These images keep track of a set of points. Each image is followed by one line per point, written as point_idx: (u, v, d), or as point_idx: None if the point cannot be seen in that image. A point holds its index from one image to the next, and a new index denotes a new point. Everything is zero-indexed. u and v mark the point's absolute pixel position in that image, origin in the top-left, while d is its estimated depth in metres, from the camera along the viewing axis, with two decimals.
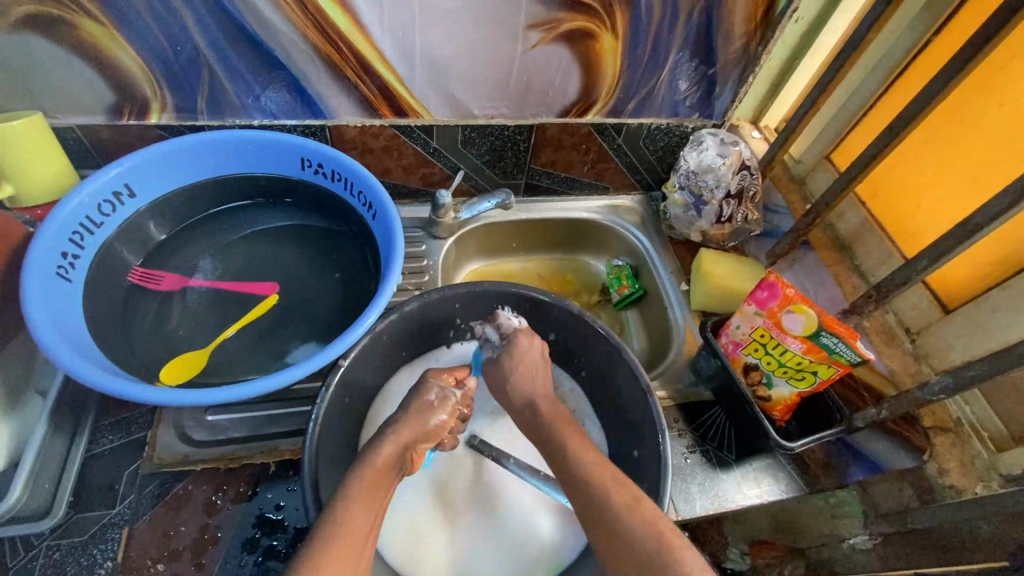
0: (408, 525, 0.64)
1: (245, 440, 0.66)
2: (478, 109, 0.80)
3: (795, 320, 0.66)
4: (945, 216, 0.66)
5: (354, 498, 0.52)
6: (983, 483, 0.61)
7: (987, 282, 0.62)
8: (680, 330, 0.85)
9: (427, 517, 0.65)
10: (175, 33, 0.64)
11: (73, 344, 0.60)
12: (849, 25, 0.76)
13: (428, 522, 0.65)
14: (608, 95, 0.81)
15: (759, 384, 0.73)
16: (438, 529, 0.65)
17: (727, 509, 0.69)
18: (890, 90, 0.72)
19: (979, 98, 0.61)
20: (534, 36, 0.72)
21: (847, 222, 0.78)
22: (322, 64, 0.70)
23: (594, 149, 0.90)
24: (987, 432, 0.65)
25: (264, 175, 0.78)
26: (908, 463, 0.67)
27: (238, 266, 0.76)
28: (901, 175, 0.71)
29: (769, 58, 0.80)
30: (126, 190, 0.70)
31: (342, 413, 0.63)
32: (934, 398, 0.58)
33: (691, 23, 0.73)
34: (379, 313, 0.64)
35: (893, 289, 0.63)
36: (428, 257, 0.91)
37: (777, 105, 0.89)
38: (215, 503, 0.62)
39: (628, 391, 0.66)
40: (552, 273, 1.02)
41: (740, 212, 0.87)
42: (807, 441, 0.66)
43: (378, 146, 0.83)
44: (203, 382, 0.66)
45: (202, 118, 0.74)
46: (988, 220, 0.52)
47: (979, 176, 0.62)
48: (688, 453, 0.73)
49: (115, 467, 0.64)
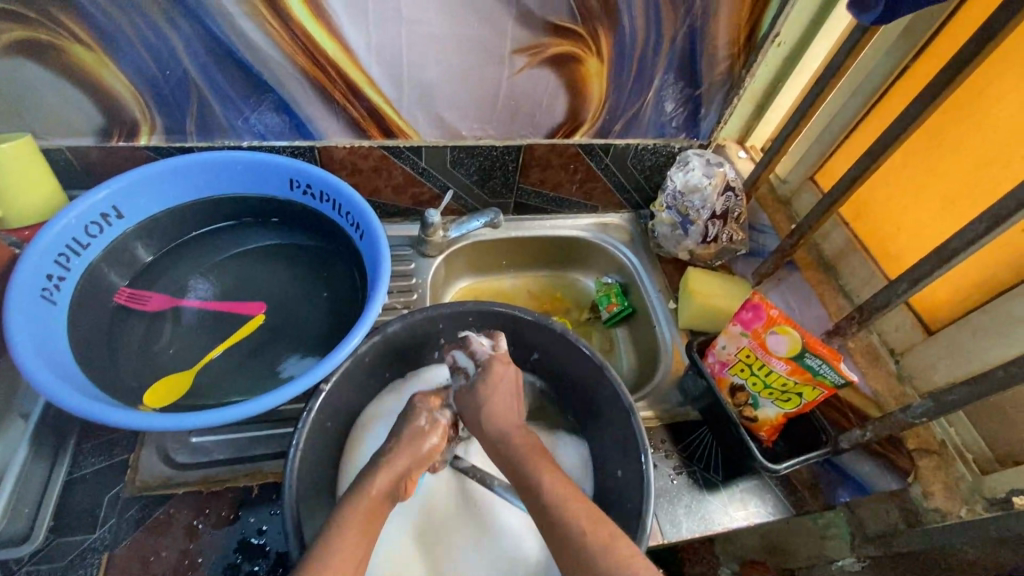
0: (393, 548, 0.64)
1: (229, 462, 0.66)
2: (467, 130, 0.81)
3: (779, 341, 0.66)
4: (927, 239, 0.67)
5: (336, 525, 0.52)
6: (967, 506, 0.62)
7: (968, 304, 0.63)
8: (668, 349, 0.86)
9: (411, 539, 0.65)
10: (164, 58, 0.65)
11: (55, 368, 0.59)
12: (830, 48, 0.78)
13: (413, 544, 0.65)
14: (595, 116, 0.82)
15: (745, 405, 0.73)
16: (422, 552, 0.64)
17: (714, 532, 0.69)
18: (871, 113, 0.73)
19: (955, 123, 0.62)
20: (519, 60, 0.73)
21: (832, 242, 0.78)
22: (310, 87, 0.71)
23: (582, 168, 0.91)
24: (971, 454, 0.64)
25: (253, 195, 0.78)
26: (892, 484, 0.67)
27: (226, 286, 0.76)
28: (883, 197, 0.71)
29: (753, 80, 0.81)
30: (113, 211, 0.70)
31: (325, 436, 0.63)
32: (916, 421, 0.58)
33: (675, 47, 0.74)
34: (364, 335, 0.64)
35: (875, 311, 0.63)
36: (417, 276, 0.91)
37: (762, 125, 0.90)
38: (196, 528, 0.62)
39: (613, 413, 0.66)
40: (541, 290, 1.02)
41: (726, 232, 0.88)
42: (792, 463, 0.66)
43: (367, 166, 0.84)
44: (187, 404, 0.66)
45: (191, 140, 0.75)
46: (965, 246, 0.53)
47: (958, 199, 0.63)
48: (675, 474, 0.73)
49: (96, 491, 0.64)
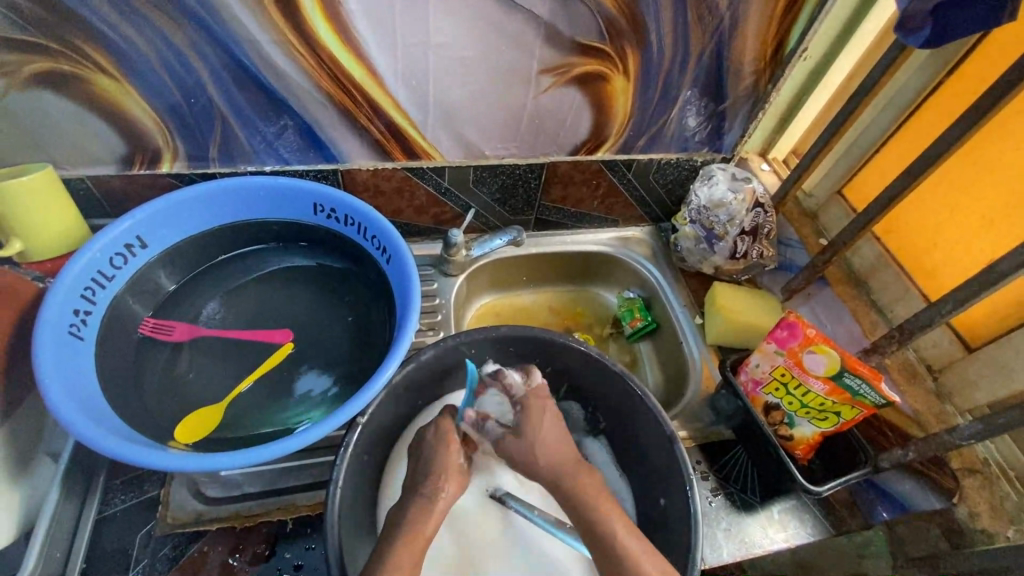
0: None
1: (261, 496, 0.64)
2: (490, 150, 0.80)
3: (817, 360, 0.65)
4: (963, 256, 0.66)
5: None
6: (1014, 526, 0.62)
7: (1010, 322, 0.62)
8: (696, 366, 0.85)
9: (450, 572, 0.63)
10: (188, 85, 0.64)
11: (86, 407, 0.58)
12: (856, 62, 0.77)
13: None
14: (619, 133, 0.81)
15: (780, 424, 0.72)
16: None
17: (755, 555, 0.68)
18: (901, 127, 0.72)
19: (994, 139, 0.61)
20: (546, 80, 0.72)
21: (862, 256, 0.78)
22: (335, 111, 0.70)
23: (604, 185, 0.90)
24: (1013, 471, 0.65)
25: (276, 221, 0.77)
26: (935, 503, 0.66)
27: (251, 312, 0.75)
28: (915, 213, 0.71)
29: (778, 94, 0.80)
30: (137, 241, 0.69)
31: (361, 470, 0.62)
32: (963, 442, 0.58)
33: (701, 63, 0.74)
34: (398, 364, 0.63)
35: (916, 331, 0.62)
36: (440, 296, 0.90)
37: (785, 138, 0.89)
38: (232, 565, 0.61)
39: (652, 437, 0.65)
40: (562, 305, 1.01)
41: (755, 249, 0.86)
42: (834, 484, 0.65)
43: (390, 188, 0.83)
44: (218, 438, 0.65)
45: (213, 166, 0.74)
46: (1014, 267, 0.52)
47: (996, 217, 0.62)
48: (712, 496, 0.72)
49: (128, 530, 0.62)
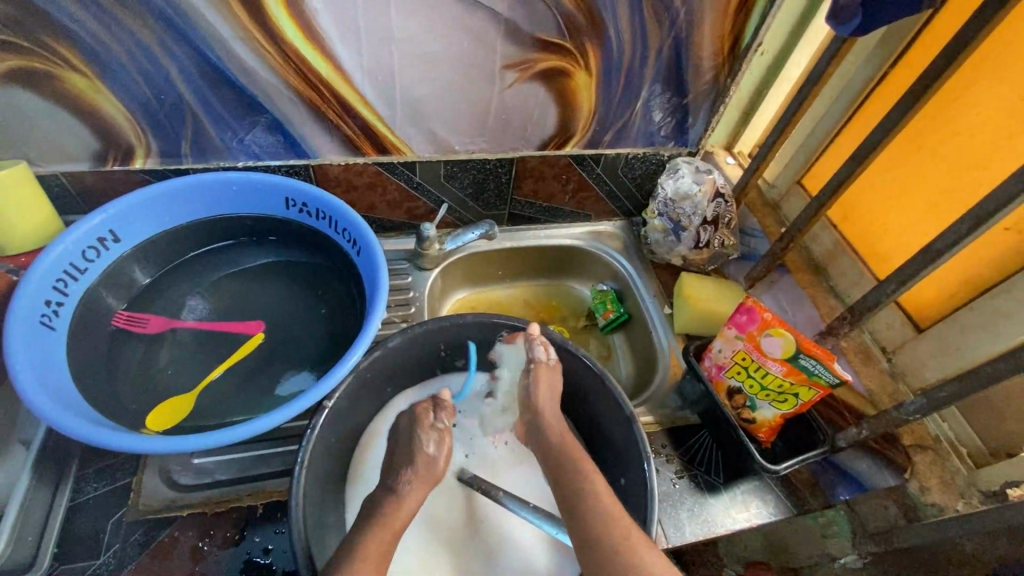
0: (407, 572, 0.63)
1: (233, 482, 0.65)
2: (459, 145, 0.82)
3: (773, 343, 0.67)
4: (912, 240, 0.68)
5: None
6: (963, 500, 0.63)
7: (955, 303, 0.64)
8: (664, 354, 0.87)
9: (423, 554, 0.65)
10: (159, 82, 0.66)
11: (56, 394, 0.59)
12: (812, 56, 0.80)
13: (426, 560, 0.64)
14: (585, 128, 0.84)
15: (743, 407, 0.73)
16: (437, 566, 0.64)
17: (717, 534, 0.70)
18: (853, 118, 0.75)
19: (934, 127, 0.64)
20: (510, 76, 0.74)
21: (821, 244, 0.80)
22: (304, 107, 0.72)
23: (574, 178, 0.92)
24: (965, 448, 0.66)
25: (249, 216, 0.79)
26: (891, 481, 0.67)
27: (224, 305, 0.76)
28: (868, 201, 0.73)
29: (738, 88, 0.83)
30: (110, 235, 0.71)
31: (328, 454, 0.63)
32: (910, 418, 0.59)
33: (660, 58, 0.76)
34: (364, 351, 0.65)
35: (865, 311, 0.65)
36: (414, 289, 0.91)
37: (748, 131, 0.92)
38: (201, 549, 0.62)
39: (614, 420, 0.67)
40: (537, 298, 1.03)
41: (717, 237, 0.90)
42: (791, 463, 0.67)
43: (362, 183, 0.85)
44: (189, 426, 0.66)
45: (187, 162, 0.76)
46: (950, 244, 0.54)
47: (941, 201, 0.65)
48: (676, 478, 0.74)
49: (99, 516, 0.63)
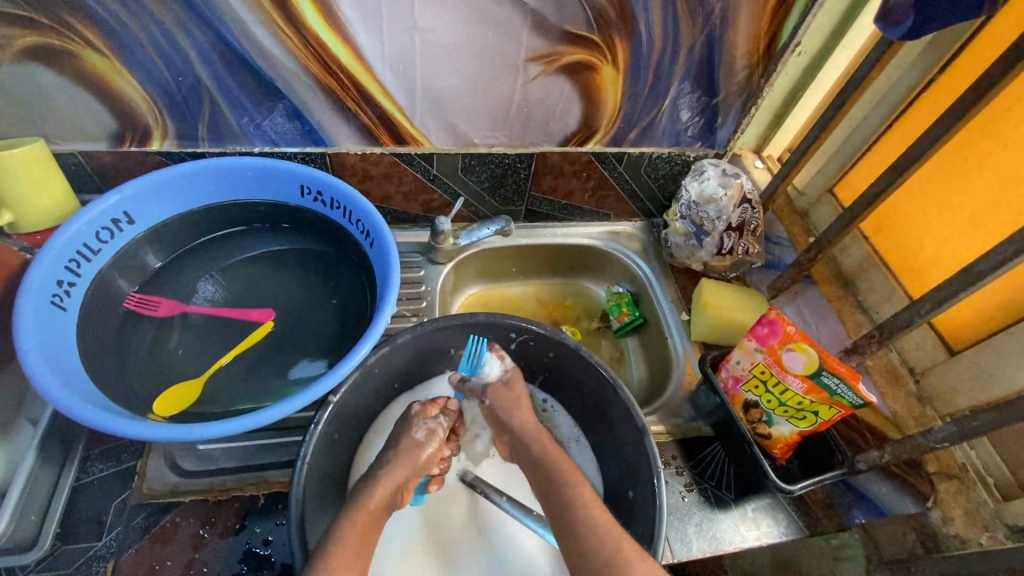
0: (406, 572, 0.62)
1: (236, 471, 0.66)
2: (478, 138, 0.80)
3: (795, 358, 0.64)
4: (950, 256, 0.65)
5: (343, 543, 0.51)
6: (988, 532, 0.61)
7: (994, 325, 0.61)
8: (679, 362, 0.84)
9: (410, 544, 0.64)
10: (177, 65, 0.65)
11: (64, 375, 0.59)
12: (852, 58, 0.76)
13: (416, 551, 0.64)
14: (609, 125, 0.81)
15: (759, 422, 0.71)
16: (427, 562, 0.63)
17: (725, 551, 0.68)
18: (892, 126, 0.71)
19: (982, 140, 0.60)
20: (534, 68, 0.72)
21: (850, 256, 0.77)
22: (322, 94, 0.70)
23: (595, 176, 0.89)
24: (992, 478, 0.64)
25: (263, 202, 0.78)
26: (910, 508, 0.65)
27: (237, 291, 0.76)
28: (904, 213, 0.70)
29: (771, 90, 0.79)
30: (124, 217, 0.70)
31: (331, 448, 0.62)
32: (937, 445, 0.57)
33: (692, 56, 0.73)
34: (372, 346, 0.63)
35: (896, 331, 0.62)
36: (426, 283, 0.90)
37: (779, 135, 0.88)
38: (202, 537, 0.62)
39: (624, 429, 0.65)
40: (551, 298, 1.01)
41: (741, 244, 0.87)
42: (807, 484, 0.65)
43: (378, 173, 0.83)
44: (197, 413, 0.66)
45: (203, 145, 0.75)
46: (993, 267, 0.51)
47: (984, 218, 0.61)
48: (686, 491, 0.72)
49: (103, 498, 0.64)
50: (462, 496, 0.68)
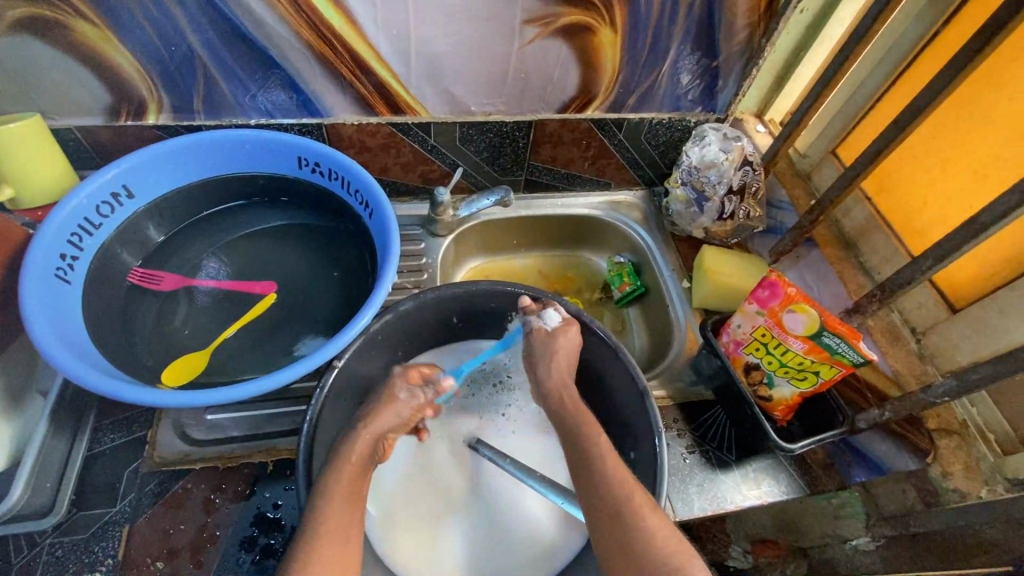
0: (415, 539, 0.64)
1: (244, 439, 0.67)
2: (475, 105, 0.79)
3: (796, 319, 0.64)
4: (952, 214, 0.64)
5: (334, 500, 0.50)
6: (988, 486, 0.60)
7: (994, 281, 0.61)
8: (681, 329, 0.84)
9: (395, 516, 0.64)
10: (169, 34, 0.64)
11: (71, 346, 0.60)
12: (856, 15, 0.74)
13: (396, 529, 0.64)
14: (608, 89, 0.80)
15: (759, 384, 0.71)
16: (416, 533, 0.64)
17: (726, 510, 0.69)
18: (897, 83, 0.70)
19: (988, 93, 0.59)
20: (530, 31, 0.70)
21: (853, 218, 0.76)
22: (316, 62, 0.70)
23: (595, 144, 0.88)
24: (992, 434, 0.63)
25: (261, 175, 0.77)
26: (910, 465, 0.65)
27: (239, 265, 0.76)
28: (907, 171, 0.69)
29: (773, 50, 0.78)
30: (124, 191, 0.70)
31: (336, 414, 0.63)
32: (937, 401, 0.57)
33: (692, 14, 0.71)
34: (374, 313, 0.64)
35: (897, 288, 0.62)
36: (427, 256, 0.90)
37: (782, 97, 0.87)
38: (213, 502, 0.63)
39: (626, 392, 0.65)
40: (552, 269, 1.01)
41: (742, 208, 0.86)
42: (807, 443, 0.65)
43: (376, 144, 0.83)
44: (202, 383, 0.66)
45: (199, 118, 0.75)
46: (996, 218, 0.51)
47: (988, 174, 0.60)
48: (687, 453, 0.73)
49: (115, 466, 0.65)
50: (430, 471, 0.68)
